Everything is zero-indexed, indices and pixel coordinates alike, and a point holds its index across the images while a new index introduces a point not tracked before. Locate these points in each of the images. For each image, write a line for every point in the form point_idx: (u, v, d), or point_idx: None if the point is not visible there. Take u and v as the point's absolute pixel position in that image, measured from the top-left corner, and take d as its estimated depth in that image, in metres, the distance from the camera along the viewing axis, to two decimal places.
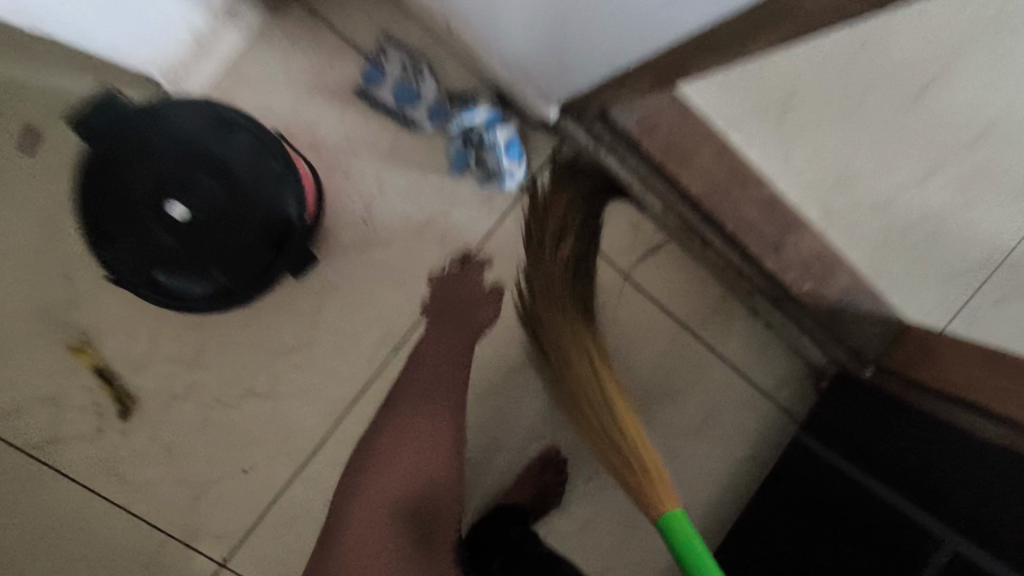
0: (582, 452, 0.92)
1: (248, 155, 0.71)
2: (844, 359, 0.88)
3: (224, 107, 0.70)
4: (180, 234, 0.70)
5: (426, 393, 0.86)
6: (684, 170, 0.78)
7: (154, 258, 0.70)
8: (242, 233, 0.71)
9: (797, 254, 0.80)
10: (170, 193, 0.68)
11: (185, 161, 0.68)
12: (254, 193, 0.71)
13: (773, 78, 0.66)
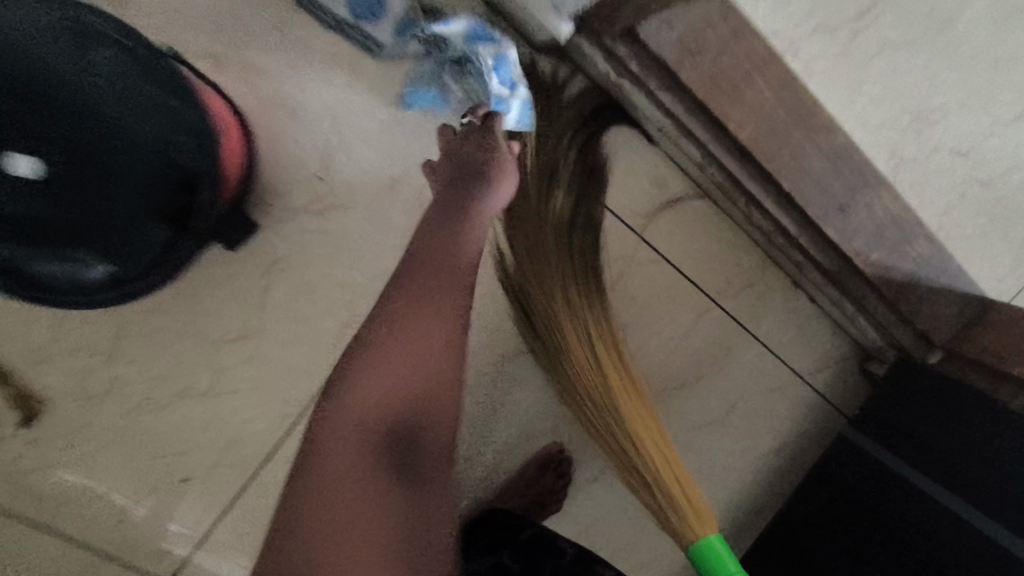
0: (587, 449, 0.78)
1: (115, 85, 0.58)
2: (909, 344, 0.72)
3: (82, 13, 0.55)
4: (43, 193, 0.59)
5: (430, 270, 0.58)
6: (734, 109, 0.59)
7: (17, 231, 0.59)
8: (122, 188, 0.61)
9: (866, 216, 0.64)
10: (16, 147, 0.58)
11: (38, 106, 0.58)
12: (134, 136, 0.60)
13: None
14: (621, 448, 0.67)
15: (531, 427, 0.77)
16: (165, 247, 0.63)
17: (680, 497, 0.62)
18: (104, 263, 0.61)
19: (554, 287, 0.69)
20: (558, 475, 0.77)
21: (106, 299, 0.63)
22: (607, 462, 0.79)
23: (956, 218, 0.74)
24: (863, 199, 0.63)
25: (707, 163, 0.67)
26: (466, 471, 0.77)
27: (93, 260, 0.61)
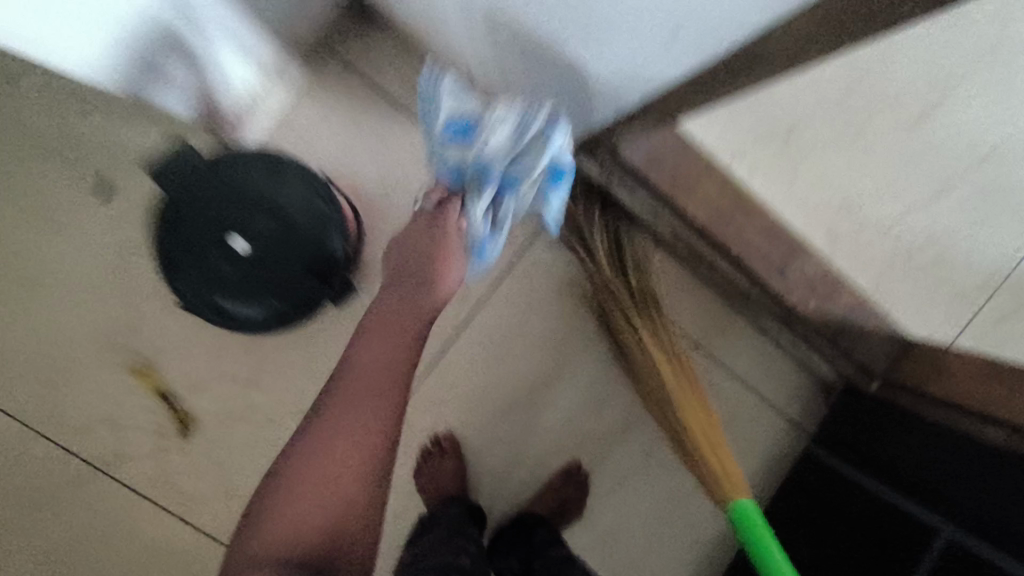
0: (602, 465, 0.97)
1: (300, 196, 0.78)
2: (852, 374, 0.91)
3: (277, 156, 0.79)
4: (240, 265, 0.77)
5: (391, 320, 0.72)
6: (690, 199, 0.84)
7: (215, 286, 0.78)
8: (284, 269, 0.78)
9: (801, 275, 0.86)
10: (231, 229, 0.77)
11: (247, 204, 0.77)
12: (302, 235, 0.78)
13: None
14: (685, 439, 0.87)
15: (557, 448, 0.96)
16: (308, 300, 0.80)
17: (718, 469, 0.81)
18: (264, 322, 0.80)
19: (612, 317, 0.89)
20: (577, 485, 0.95)
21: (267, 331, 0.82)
22: (619, 478, 0.97)
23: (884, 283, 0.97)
24: (796, 262, 0.86)
25: (680, 241, 0.88)
26: (502, 483, 0.96)
27: (255, 319, 0.79)
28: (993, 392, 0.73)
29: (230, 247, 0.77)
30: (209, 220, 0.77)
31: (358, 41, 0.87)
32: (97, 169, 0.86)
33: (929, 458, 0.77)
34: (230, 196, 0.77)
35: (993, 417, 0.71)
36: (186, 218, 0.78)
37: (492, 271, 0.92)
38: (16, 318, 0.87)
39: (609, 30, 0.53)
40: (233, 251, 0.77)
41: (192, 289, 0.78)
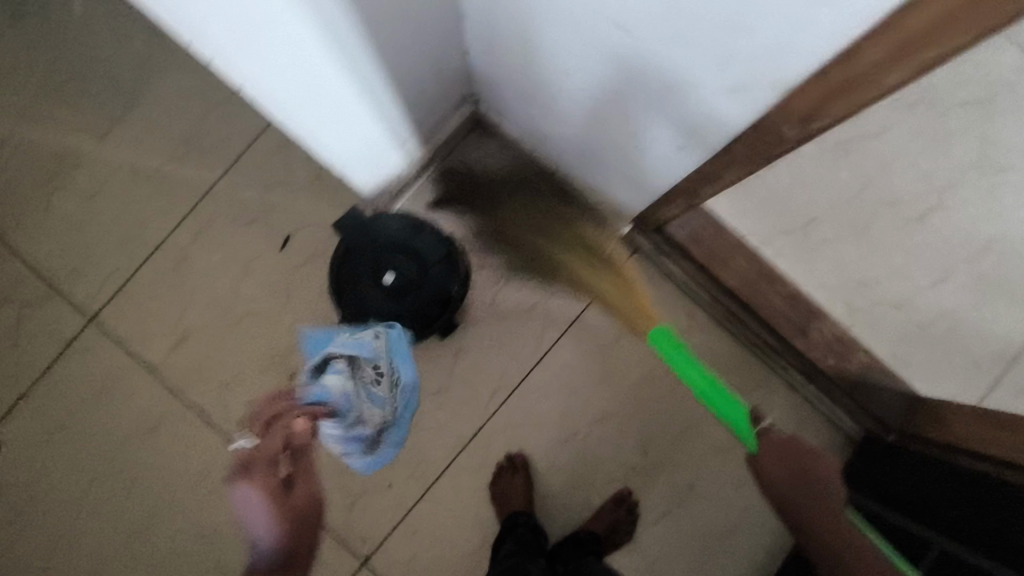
0: (650, 496, 1.13)
1: (435, 247, 1.04)
2: (870, 425, 1.07)
3: (415, 217, 1.03)
4: (391, 298, 1.01)
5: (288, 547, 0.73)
6: (724, 271, 1.07)
7: (369, 311, 1.01)
8: (419, 300, 1.02)
9: (822, 338, 1.06)
10: (382, 270, 1.01)
11: (395, 250, 1.02)
12: (432, 274, 1.03)
13: (830, 172, 0.86)
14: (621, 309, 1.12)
15: (611, 476, 1.13)
16: (431, 323, 1.04)
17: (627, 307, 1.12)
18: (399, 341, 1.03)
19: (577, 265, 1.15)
20: (628, 510, 1.11)
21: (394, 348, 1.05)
22: (664, 509, 1.13)
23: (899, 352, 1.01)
24: (816, 324, 1.05)
25: (716, 303, 1.12)
26: (562, 503, 1.13)
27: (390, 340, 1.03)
28: (978, 430, 0.88)
29: (383, 284, 1.01)
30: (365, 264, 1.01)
31: (470, 144, 1.16)
32: (284, 228, 1.16)
33: (930, 485, 0.91)
34: (379, 247, 1.02)
35: (978, 453, 0.86)
36: (354, 258, 1.03)
37: (564, 322, 1.15)
38: (205, 337, 1.15)
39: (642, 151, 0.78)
40: (385, 287, 1.01)
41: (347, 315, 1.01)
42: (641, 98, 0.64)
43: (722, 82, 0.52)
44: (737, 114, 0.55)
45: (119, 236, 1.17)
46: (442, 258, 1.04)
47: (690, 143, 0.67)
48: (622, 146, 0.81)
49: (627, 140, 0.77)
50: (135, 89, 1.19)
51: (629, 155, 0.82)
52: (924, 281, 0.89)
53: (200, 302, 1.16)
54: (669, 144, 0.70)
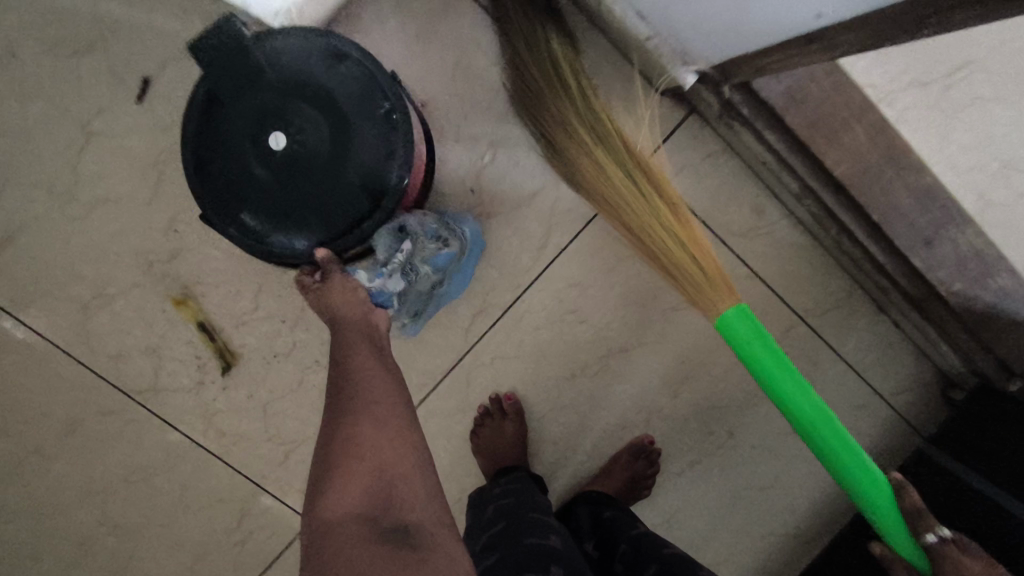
0: (677, 444, 0.87)
1: (361, 94, 0.66)
2: (989, 370, 0.77)
3: (336, 39, 0.66)
4: (280, 171, 0.66)
5: (366, 370, 0.57)
6: (832, 149, 0.69)
7: (248, 195, 0.66)
8: (326, 182, 0.66)
9: (953, 250, 0.72)
10: (273, 126, 0.66)
11: (295, 93, 0.66)
12: (351, 140, 0.66)
13: (949, 50, 0.74)
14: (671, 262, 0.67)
15: (628, 420, 0.86)
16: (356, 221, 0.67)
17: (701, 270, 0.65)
18: (292, 252, 0.67)
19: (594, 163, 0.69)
20: (648, 462, 0.85)
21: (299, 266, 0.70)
22: (692, 457, 0.88)
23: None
24: (949, 233, 0.72)
25: (805, 197, 0.75)
26: (564, 454, 0.87)
27: (277, 247, 0.67)
28: None
29: (269, 148, 0.66)
30: (246, 112, 0.66)
31: None
32: (142, 68, 0.75)
33: None
34: (270, 82, 0.66)
35: None
36: (222, 107, 0.66)
37: (575, 219, 0.80)
38: (43, 236, 0.77)
39: None
40: (271, 154, 0.66)
41: (214, 197, 0.67)
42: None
43: None
44: None
45: None
46: (373, 115, 0.66)
47: None
48: None
49: None
50: None
51: None
52: None
53: (27, 183, 0.76)
54: None
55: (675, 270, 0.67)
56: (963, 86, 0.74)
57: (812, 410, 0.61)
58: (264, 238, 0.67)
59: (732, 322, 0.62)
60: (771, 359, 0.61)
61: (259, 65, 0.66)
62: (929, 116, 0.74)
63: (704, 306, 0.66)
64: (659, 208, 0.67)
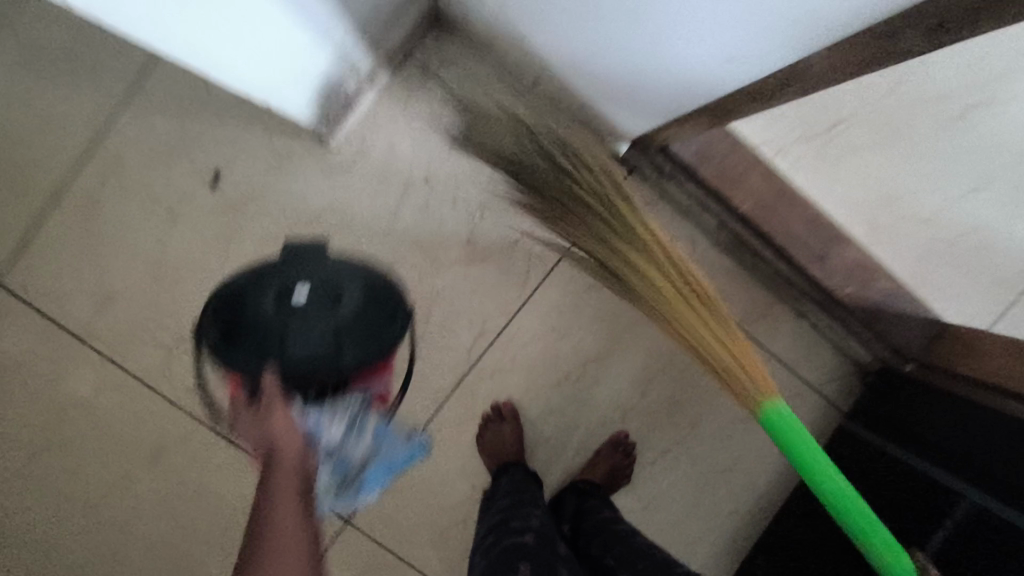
0: (648, 437, 1.06)
1: (372, 319, 0.76)
2: (887, 355, 0.98)
3: (387, 290, 0.79)
4: (283, 314, 0.71)
5: (286, 508, 0.56)
6: (737, 192, 0.91)
7: (246, 318, 0.72)
8: (310, 338, 0.71)
9: (842, 263, 0.93)
10: (302, 282, 0.73)
11: (332, 274, 0.74)
12: (353, 321, 0.74)
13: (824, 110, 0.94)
14: (715, 359, 0.78)
15: (607, 418, 1.05)
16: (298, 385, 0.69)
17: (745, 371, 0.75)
18: (246, 371, 0.69)
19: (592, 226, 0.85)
20: (625, 452, 1.03)
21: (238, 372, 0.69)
22: (662, 447, 1.06)
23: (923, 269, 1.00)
24: (837, 249, 0.92)
25: (723, 229, 0.97)
26: (555, 451, 1.05)
27: (235, 363, 0.70)
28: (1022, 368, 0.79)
29: (287, 298, 0.71)
30: (289, 270, 0.74)
31: (430, 47, 0.96)
32: (213, 163, 0.96)
33: (963, 431, 0.82)
34: (324, 262, 0.76)
35: (1011, 392, 0.79)
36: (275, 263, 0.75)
37: (550, 257, 1.01)
38: (132, 297, 0.97)
39: (662, 50, 0.61)
40: (287, 300, 0.71)
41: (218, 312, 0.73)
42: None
43: None
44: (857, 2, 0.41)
45: (7, 177, 0.95)
46: (368, 330, 0.75)
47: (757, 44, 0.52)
48: (631, 55, 0.64)
49: (644, 49, 0.61)
50: None
51: (638, 67, 0.66)
52: (928, 200, 0.97)
53: (121, 256, 0.96)
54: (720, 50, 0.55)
55: (721, 369, 0.78)
56: (842, 140, 0.95)
57: (845, 488, 0.71)
58: (229, 354, 0.70)
59: (774, 418, 0.73)
60: (813, 454, 0.71)
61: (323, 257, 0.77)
62: (815, 165, 0.98)
63: (746, 403, 0.76)
64: (708, 317, 0.78)
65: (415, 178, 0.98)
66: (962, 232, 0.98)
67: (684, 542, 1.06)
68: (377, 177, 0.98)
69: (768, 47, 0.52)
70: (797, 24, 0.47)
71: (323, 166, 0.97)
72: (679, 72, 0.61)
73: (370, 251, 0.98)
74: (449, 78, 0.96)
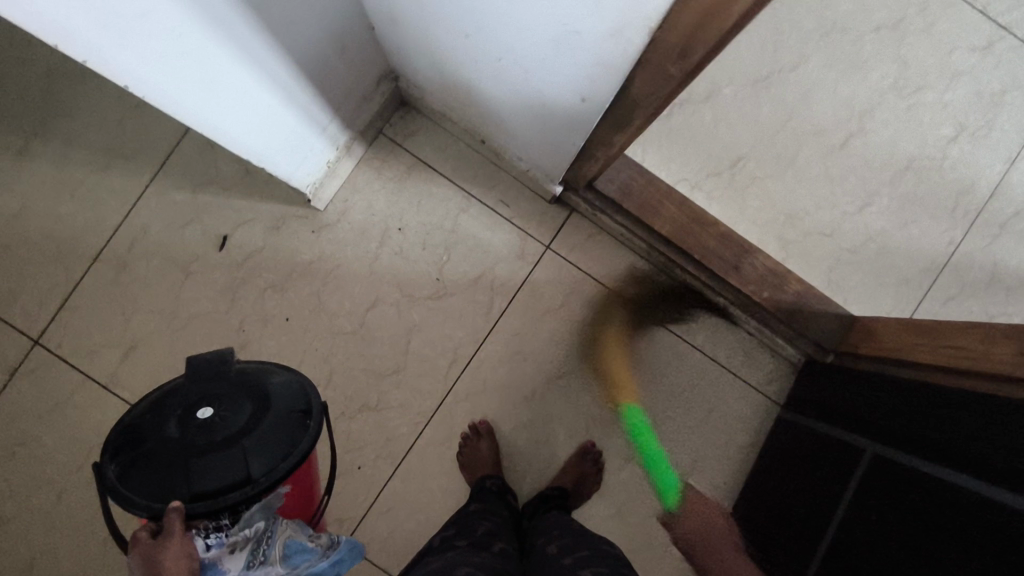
0: (613, 445, 1.16)
1: (286, 425, 0.71)
2: (811, 350, 1.10)
3: (308, 394, 0.74)
4: (189, 438, 0.67)
5: None
6: (657, 218, 1.09)
7: (138, 450, 0.68)
8: (214, 460, 0.66)
9: (753, 271, 1.08)
10: (208, 402, 0.70)
11: (242, 390, 0.72)
12: (267, 430, 0.69)
13: (721, 148, 1.13)
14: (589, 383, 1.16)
15: (574, 430, 1.16)
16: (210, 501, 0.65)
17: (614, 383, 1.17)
18: (143, 507, 0.64)
19: (678, 342, 1.17)
20: (592, 460, 1.13)
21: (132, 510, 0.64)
22: (627, 454, 1.15)
23: (835, 277, 1.13)
24: (748, 260, 1.08)
25: (653, 251, 1.14)
26: (529, 463, 1.16)
27: (135, 500, 0.64)
28: (908, 340, 0.93)
29: (190, 418, 0.68)
30: (193, 390, 0.71)
31: (398, 123, 1.17)
32: (221, 229, 1.15)
33: (866, 399, 0.94)
34: (232, 380, 0.72)
35: (902, 361, 0.91)
36: (175, 392, 0.71)
37: (510, 289, 1.17)
38: (154, 346, 1.13)
39: (548, 108, 0.76)
40: (190, 420, 0.68)
41: (119, 442, 0.69)
42: (511, 30, 0.61)
43: (603, 20, 0.50)
44: (615, 57, 0.55)
45: (51, 253, 1.14)
46: (294, 430, 0.71)
47: (593, 97, 0.66)
48: (530, 111, 0.81)
49: (534, 105, 0.77)
50: (48, 101, 1.16)
51: (538, 121, 0.82)
52: (838, 213, 1.13)
53: (144, 312, 1.14)
54: (578, 101, 0.69)
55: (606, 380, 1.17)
56: (745, 174, 1.13)
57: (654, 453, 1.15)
58: (130, 489, 0.65)
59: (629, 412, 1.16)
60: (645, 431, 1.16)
61: (228, 376, 0.72)
62: (724, 194, 1.13)
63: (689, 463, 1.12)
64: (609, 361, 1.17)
65: (392, 229, 1.16)
66: (868, 237, 1.13)
67: (656, 544, 1.13)
68: (360, 230, 1.16)
69: (599, 98, 0.66)
70: (593, 78, 0.61)
71: (314, 225, 1.16)
72: (562, 117, 0.77)
73: (358, 293, 1.16)
74: (417, 148, 1.17)
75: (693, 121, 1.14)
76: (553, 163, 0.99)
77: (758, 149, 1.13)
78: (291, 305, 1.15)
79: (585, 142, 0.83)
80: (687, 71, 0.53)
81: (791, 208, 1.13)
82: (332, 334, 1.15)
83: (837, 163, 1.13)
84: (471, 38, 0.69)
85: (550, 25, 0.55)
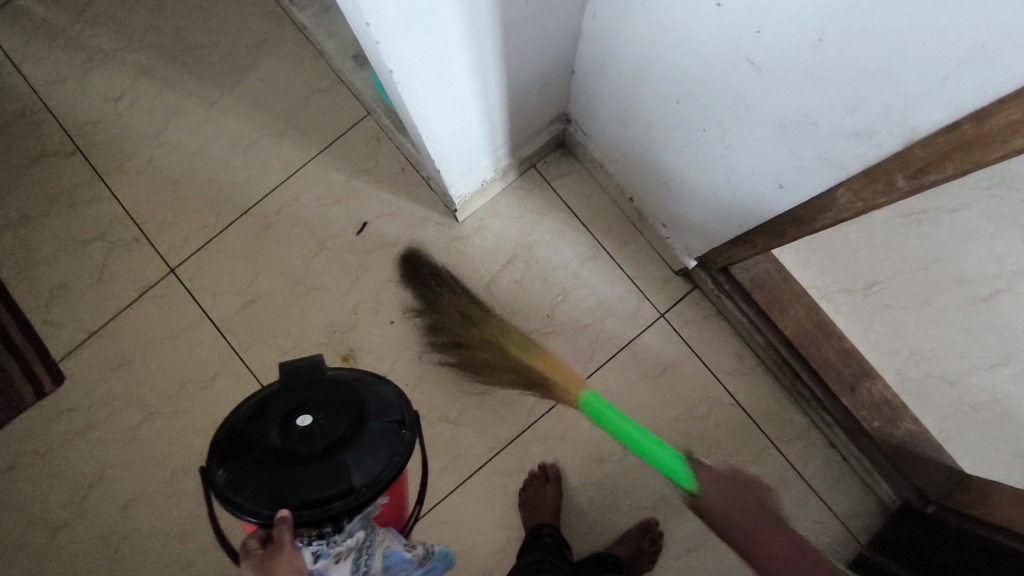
0: (676, 531, 1.12)
1: (384, 440, 0.69)
2: (910, 496, 1.05)
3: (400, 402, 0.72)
4: (289, 451, 0.66)
5: None
6: (781, 317, 1.08)
7: (242, 458, 0.66)
8: (316, 469, 0.65)
9: (870, 396, 1.04)
10: (306, 411, 0.69)
11: (339, 400, 0.70)
12: (368, 442, 0.68)
13: (863, 268, 1.11)
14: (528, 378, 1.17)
15: (639, 504, 1.13)
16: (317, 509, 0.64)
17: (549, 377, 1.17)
18: (253, 511, 0.63)
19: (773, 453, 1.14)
20: (652, 540, 1.10)
21: (242, 515, 0.63)
22: (689, 544, 1.12)
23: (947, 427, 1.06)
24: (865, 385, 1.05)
25: (770, 348, 1.13)
26: (587, 523, 1.14)
27: (244, 507, 0.63)
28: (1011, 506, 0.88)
29: (290, 427, 0.68)
30: (290, 398, 0.70)
31: (551, 162, 1.23)
32: (363, 215, 1.22)
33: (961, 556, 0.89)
34: (326, 389, 0.71)
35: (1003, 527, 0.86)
36: (271, 401, 0.70)
37: (615, 345, 1.18)
38: (270, 305, 1.19)
39: (735, 187, 0.78)
40: (292, 429, 0.68)
41: (222, 449, 0.67)
42: (734, 106, 0.64)
43: (854, 117, 0.52)
44: (843, 154, 0.57)
45: (208, 197, 1.23)
46: (392, 439, 0.69)
47: (793, 187, 0.67)
48: (708, 184, 0.82)
49: (717, 178, 0.79)
50: (246, 64, 1.26)
51: (713, 196, 0.84)
52: (974, 364, 1.04)
53: (272, 271, 1.20)
54: (774, 187, 0.70)
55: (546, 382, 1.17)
56: (878, 298, 1.10)
57: None
58: (238, 494, 0.64)
59: None
60: None
61: (324, 388, 0.71)
62: (852, 312, 1.11)
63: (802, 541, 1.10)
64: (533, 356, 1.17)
65: (518, 258, 1.20)
66: None
67: None
68: (488, 251, 1.20)
69: (799, 190, 0.67)
70: (803, 169, 0.63)
71: (448, 234, 1.21)
72: (743, 198, 0.78)
73: (469, 309, 1.19)
74: (563, 189, 1.21)
75: (839, 239, 1.13)
76: (699, 236, 1.01)
77: (897, 281, 1.10)
78: (405, 303, 1.19)
79: (749, 227, 0.83)
80: (915, 188, 0.53)
81: (920, 347, 1.08)
82: (435, 340, 1.18)
83: (984, 315, 1.05)
84: (682, 103, 0.72)
85: (784, 110, 0.58)
